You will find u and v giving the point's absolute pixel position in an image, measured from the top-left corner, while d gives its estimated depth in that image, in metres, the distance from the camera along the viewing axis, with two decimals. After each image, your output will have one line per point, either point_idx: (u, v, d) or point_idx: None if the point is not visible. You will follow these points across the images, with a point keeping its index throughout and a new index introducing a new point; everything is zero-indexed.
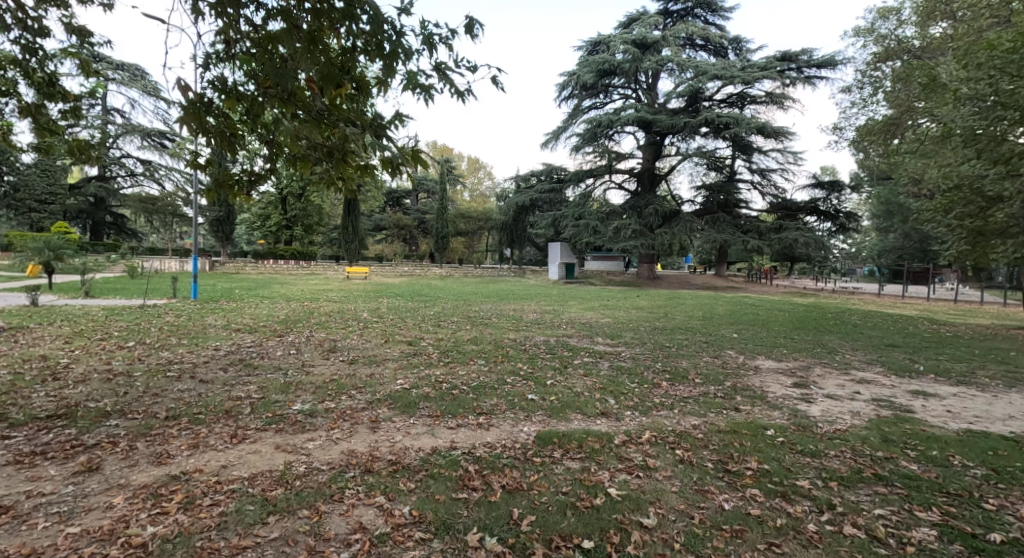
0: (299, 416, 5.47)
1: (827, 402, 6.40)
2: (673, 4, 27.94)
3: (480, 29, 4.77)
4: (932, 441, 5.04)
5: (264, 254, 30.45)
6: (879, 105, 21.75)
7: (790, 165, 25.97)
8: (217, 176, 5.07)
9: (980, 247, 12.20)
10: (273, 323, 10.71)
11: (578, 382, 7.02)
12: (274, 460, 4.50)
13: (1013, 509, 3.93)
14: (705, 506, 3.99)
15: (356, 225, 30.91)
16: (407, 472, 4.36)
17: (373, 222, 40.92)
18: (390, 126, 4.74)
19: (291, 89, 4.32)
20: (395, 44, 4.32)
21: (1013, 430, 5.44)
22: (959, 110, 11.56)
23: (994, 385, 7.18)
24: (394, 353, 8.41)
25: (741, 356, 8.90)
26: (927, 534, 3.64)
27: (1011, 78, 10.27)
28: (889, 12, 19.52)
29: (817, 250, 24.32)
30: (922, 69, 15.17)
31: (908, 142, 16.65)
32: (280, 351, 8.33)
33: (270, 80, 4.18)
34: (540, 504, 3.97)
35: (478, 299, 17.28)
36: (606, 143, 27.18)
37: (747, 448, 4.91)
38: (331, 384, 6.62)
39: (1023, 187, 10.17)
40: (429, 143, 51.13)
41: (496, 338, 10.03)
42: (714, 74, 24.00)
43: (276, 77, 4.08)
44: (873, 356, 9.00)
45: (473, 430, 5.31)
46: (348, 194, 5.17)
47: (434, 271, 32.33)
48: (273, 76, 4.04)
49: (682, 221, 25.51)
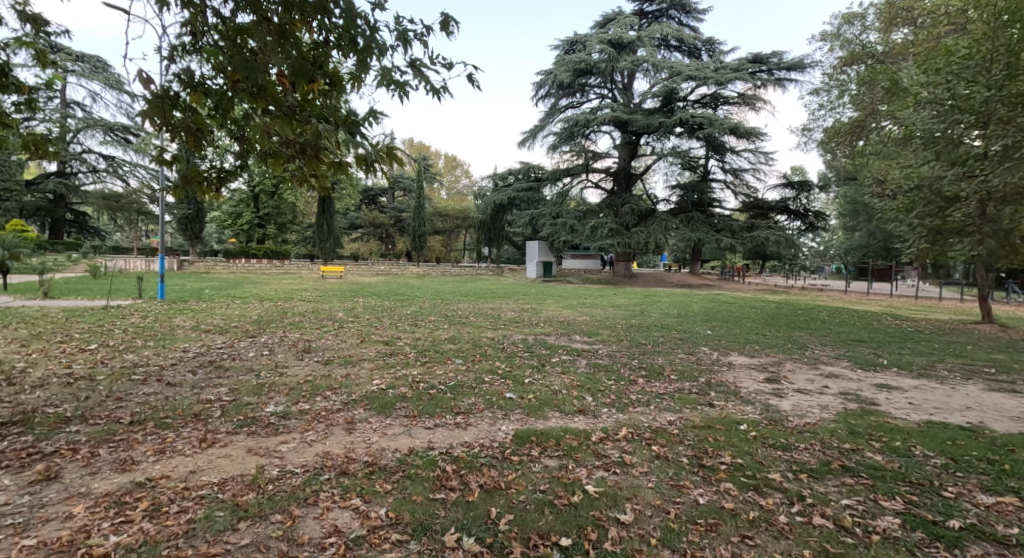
0: (272, 419, 5.36)
1: (797, 396, 6.55)
2: (648, 5, 28.21)
3: (456, 26, 4.71)
4: (896, 433, 5.19)
5: (235, 254, 29.79)
6: (845, 107, 22.36)
7: (761, 165, 26.51)
8: (184, 173, 4.90)
9: (939, 246, 12.60)
10: (245, 324, 10.49)
11: (557, 381, 7.01)
12: (246, 464, 4.40)
13: (971, 496, 4.06)
14: (680, 501, 4.04)
15: (330, 223, 30.41)
16: (384, 473, 4.31)
17: (349, 221, 40.41)
18: (365, 123, 4.66)
19: (262, 84, 4.21)
20: (369, 39, 4.25)
21: (970, 421, 5.63)
22: (920, 114, 12.14)
23: (952, 378, 7.44)
24: (370, 352, 8.33)
25: (715, 352, 9.03)
26: (890, 523, 3.74)
27: (967, 83, 11.09)
28: (853, 18, 20.01)
29: (788, 248, 24.79)
30: (885, 73, 15.67)
31: (873, 143, 17.16)
32: (251, 352, 8.16)
33: (239, 73, 4.06)
34: (518, 503, 3.96)
35: (455, 299, 17.20)
36: (582, 142, 27.33)
37: (722, 443, 4.99)
38: (306, 384, 6.53)
39: (980, 187, 10.64)
40: (406, 142, 50.76)
41: (474, 336, 10.01)
42: (689, 74, 24.33)
43: (245, 71, 3.95)
44: (841, 351, 9.20)
45: (450, 430, 5.28)
46: (323, 192, 5.07)
47: (411, 270, 31.97)
48: (241, 69, 3.93)
49: (657, 220, 25.74)
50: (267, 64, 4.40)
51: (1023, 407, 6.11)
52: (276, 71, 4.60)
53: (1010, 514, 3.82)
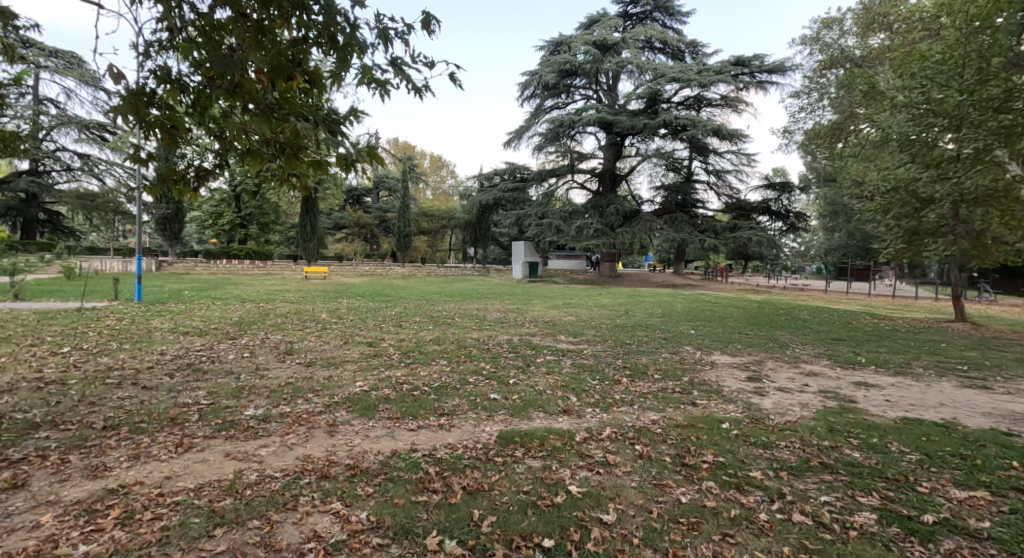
0: (251, 422, 5.27)
1: (778, 395, 6.63)
2: (633, 7, 28.38)
3: (438, 25, 4.69)
4: (872, 429, 5.28)
5: (216, 254, 29.37)
6: (825, 110, 22.72)
7: (744, 167, 26.84)
8: (160, 171, 4.79)
9: (915, 246, 12.71)
10: (226, 326, 10.34)
11: (541, 381, 7.00)
12: (224, 469, 4.32)
13: (944, 491, 4.13)
14: (663, 500, 4.05)
15: (314, 224, 30.11)
16: (366, 476, 4.26)
17: (332, 221, 40.06)
18: (345, 122, 4.60)
19: (238, 80, 4.12)
20: (349, 37, 4.21)
21: (943, 417, 5.74)
22: (896, 117, 12.29)
23: (928, 375, 7.60)
24: (354, 354, 8.27)
25: (699, 351, 9.11)
26: (867, 519, 3.78)
27: (940, 87, 11.25)
28: (832, 23, 20.35)
29: (770, 248, 25.12)
30: (863, 77, 15.99)
31: (851, 146, 17.48)
32: (231, 354, 8.05)
33: (214, 69, 3.97)
34: (501, 504, 3.95)
35: (441, 299, 17.16)
36: (568, 143, 27.40)
37: (704, 442, 5.02)
38: (286, 387, 6.44)
39: (955, 189, 10.87)
40: (391, 141, 50.55)
41: (459, 337, 9.98)
42: (672, 76, 24.52)
43: (220, 67, 3.87)
44: (821, 350, 9.33)
45: (433, 431, 5.24)
46: (304, 191, 5.00)
47: (396, 271, 31.79)
48: (216, 65, 3.85)
49: (642, 221, 25.94)
50: (245, 61, 4.32)
51: (994, 403, 6.26)
52: (254, 68, 4.52)
53: (982, 508, 3.90)
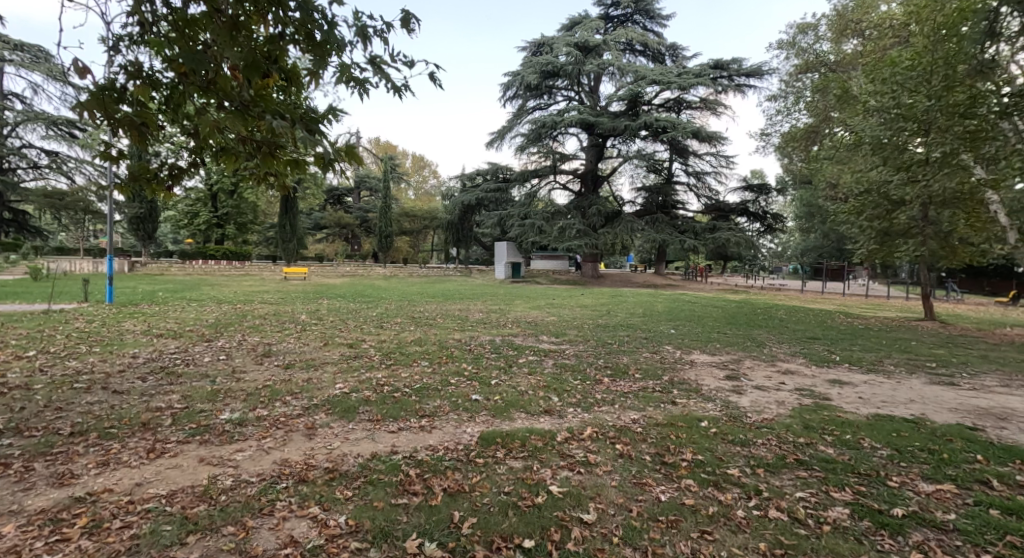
0: (227, 426, 5.18)
1: (755, 393, 6.72)
2: (614, 9, 28.60)
3: (418, 23, 4.66)
4: (846, 426, 5.39)
5: (192, 254, 28.82)
6: (801, 113, 23.15)
7: (723, 169, 27.23)
8: (133, 170, 4.67)
9: (887, 246, 13.01)
10: (201, 328, 10.14)
11: (522, 381, 7.01)
12: (197, 475, 4.24)
13: (913, 485, 4.23)
14: (643, 498, 4.08)
15: (293, 223, 29.72)
16: (345, 479, 4.21)
17: (312, 221, 39.60)
18: (324, 121, 4.54)
19: (211, 77, 4.03)
20: (326, 35, 4.16)
21: (913, 413, 5.89)
22: (868, 121, 12.58)
23: (899, 372, 7.79)
24: (333, 355, 8.17)
25: (679, 351, 9.21)
26: (840, 513, 3.86)
27: (911, 93, 11.52)
28: (807, 28, 20.63)
29: (748, 249, 25.52)
30: (837, 81, 16.36)
31: (826, 148, 17.88)
32: (207, 356, 7.89)
33: (185, 65, 3.87)
34: (482, 505, 3.94)
35: (422, 299, 17.09)
36: (550, 143, 27.48)
37: (682, 440, 5.07)
38: (263, 390, 6.35)
39: (926, 191, 11.12)
40: (372, 141, 50.25)
41: (441, 338, 9.94)
42: (653, 79, 24.75)
43: (191, 63, 3.76)
44: (797, 348, 9.50)
45: (414, 433, 5.21)
46: (281, 191, 4.92)
47: (377, 271, 31.55)
48: (188, 61, 3.75)
49: (623, 221, 26.12)
50: (219, 57, 4.23)
51: (960, 399, 6.44)
52: (229, 65, 4.44)
53: (949, 500, 4.00)
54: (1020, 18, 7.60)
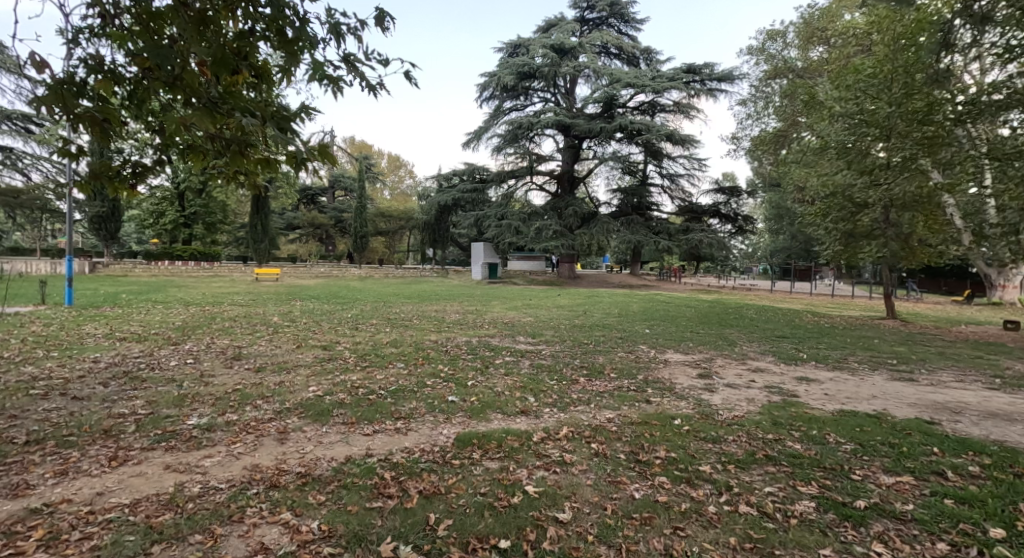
0: (195, 431, 5.09)
1: (726, 390, 6.88)
2: (589, 13, 28.88)
3: (392, 21, 4.66)
4: (813, 422, 5.55)
5: (157, 254, 28.05)
6: (769, 118, 23.73)
7: (695, 171, 27.71)
8: (94, 167, 4.55)
9: (851, 248, 13.34)
10: (167, 331, 9.90)
11: (499, 382, 7.05)
12: (163, 482, 4.15)
13: (875, 477, 4.39)
14: (617, 496, 4.14)
15: (265, 223, 29.17)
16: (318, 484, 4.18)
17: (285, 221, 38.85)
18: (297, 119, 4.49)
19: (177, 72, 3.93)
20: (298, 32, 4.13)
21: (876, 408, 6.10)
22: (834, 127, 13.00)
23: (862, 369, 8.06)
24: (307, 358, 8.08)
25: (653, 350, 9.35)
26: (806, 507, 3.98)
27: (873, 100, 12.07)
28: (776, 35, 21.25)
29: (720, 250, 26.04)
30: (804, 88, 16.88)
31: (794, 152, 18.42)
32: (173, 360, 7.72)
33: (149, 59, 3.73)
34: (458, 507, 3.95)
35: (398, 301, 16.94)
36: (526, 145, 27.56)
37: (657, 438, 5.16)
38: (233, 394, 6.24)
39: (888, 194, 11.49)
40: (347, 141, 49.77)
41: (417, 339, 9.90)
42: (628, 82, 25.01)
43: (157, 57, 3.63)
44: (766, 347, 9.74)
45: (390, 436, 5.18)
46: (252, 190, 4.85)
47: (350, 272, 31.17)
48: (153, 56, 3.62)
49: (600, 222, 26.36)
50: (186, 52, 4.13)
51: (920, 394, 6.70)
52: (197, 61, 4.35)
53: (908, 492, 4.16)
54: (973, 30, 7.92)
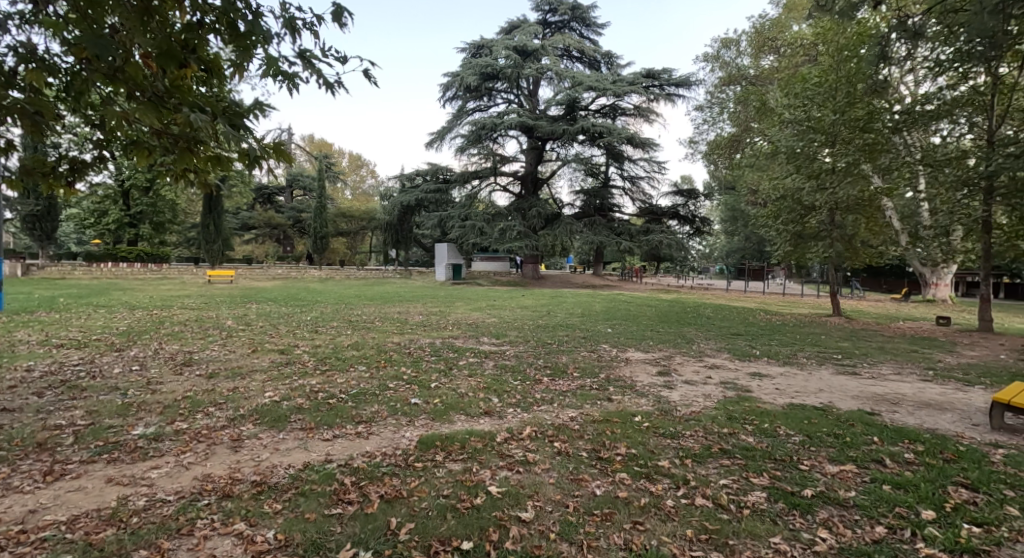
0: (140, 442, 4.89)
1: (684, 387, 7.07)
2: (552, 15, 29.12)
3: (350, 18, 4.59)
4: (765, 416, 5.76)
5: (99, 256, 26.76)
6: (725, 123, 24.44)
7: (655, 174, 28.31)
8: (26, 162, 4.32)
9: (800, 249, 13.74)
10: (111, 336, 9.45)
11: (463, 383, 7.04)
12: (104, 497, 3.98)
13: (821, 467, 4.59)
14: (578, 494, 4.20)
15: (217, 223, 28.21)
16: (274, 492, 4.09)
17: (239, 220, 37.59)
18: (249, 115, 4.36)
19: (118, 65, 3.74)
20: (251, 26, 4.02)
21: (822, 401, 6.39)
22: (784, 132, 13.53)
23: (810, 363, 8.43)
24: (263, 362, 7.87)
25: (614, 349, 9.52)
26: (758, 497, 4.13)
27: (820, 107, 12.62)
28: (730, 43, 22.01)
29: (679, 250, 26.70)
30: (757, 94, 17.57)
31: (747, 157, 19.16)
32: (117, 367, 7.38)
33: (87, 48, 3.49)
34: (420, 510, 3.92)
35: (359, 303, 16.64)
36: (490, 145, 27.54)
37: (618, 435, 5.26)
38: (183, 402, 6.02)
39: (834, 196, 11.99)
40: (306, 138, 48.75)
41: (379, 341, 9.77)
42: (589, 85, 25.34)
43: (96, 48, 3.38)
44: (722, 344, 10.06)
45: (350, 440, 5.12)
46: (203, 188, 4.70)
47: (309, 274, 30.46)
48: (91, 45, 3.35)
49: (563, 224, 26.59)
50: (128, 42, 3.92)
51: (863, 387, 7.04)
52: (140, 52, 4.17)
53: (851, 479, 4.37)
54: (907, 44, 8.36)
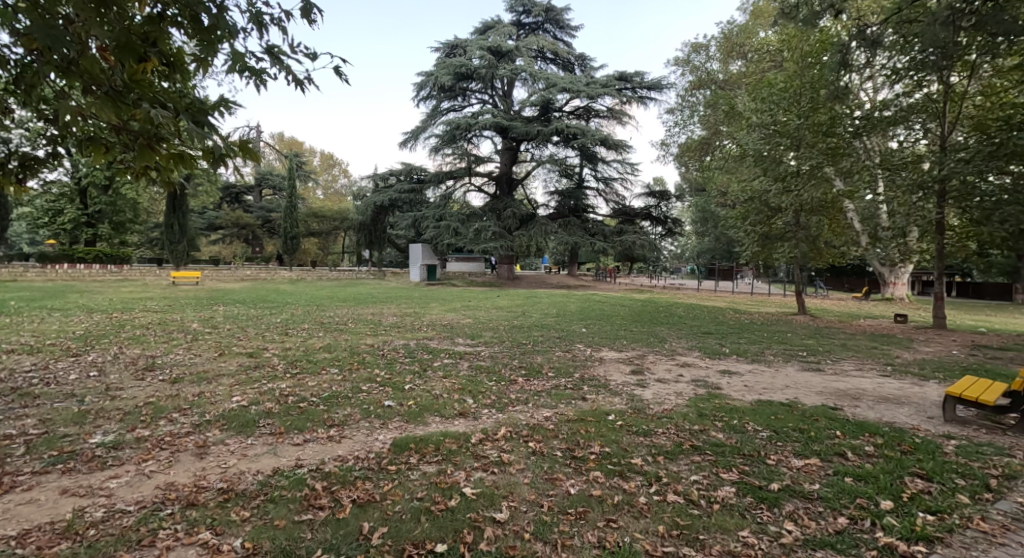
0: (98, 451, 4.74)
1: (657, 385, 7.18)
2: (526, 17, 29.24)
3: (319, 14, 4.53)
4: (734, 412, 5.89)
5: (54, 257, 25.78)
6: (695, 126, 24.86)
7: (628, 175, 28.63)
8: None
9: (767, 249, 14.05)
10: (67, 341, 9.11)
11: (437, 385, 7.02)
12: (59, 509, 3.85)
13: (786, 461, 4.72)
14: (553, 493, 4.23)
15: (182, 223, 27.46)
16: (242, 499, 4.01)
17: (206, 220, 36.63)
18: (215, 112, 4.27)
19: (71, 58, 3.61)
20: (216, 21, 3.95)
21: (788, 397, 6.57)
22: (752, 135, 13.86)
23: (778, 360, 8.66)
24: (231, 366, 7.70)
25: (589, 348, 9.60)
26: (727, 492, 4.22)
27: (785, 111, 12.97)
28: (699, 48, 22.41)
29: (651, 251, 27.06)
30: (726, 99, 18.00)
31: (717, 159, 19.58)
32: (74, 373, 7.12)
33: (39, 40, 3.36)
34: (394, 514, 3.90)
35: (331, 304, 16.42)
36: (464, 146, 27.46)
37: (593, 434, 5.31)
38: (145, 408, 5.85)
39: (799, 197, 12.31)
40: (276, 137, 47.88)
41: (352, 343, 9.66)
42: (563, 86, 25.49)
43: (48, 40, 3.26)
44: (693, 343, 10.25)
45: (322, 444, 5.05)
46: (165, 186, 4.57)
47: (278, 275, 29.89)
48: (42, 37, 3.23)
49: (537, 224, 26.66)
50: (83, 36, 3.79)
51: (826, 383, 7.26)
52: (97, 45, 4.03)
53: (815, 473, 4.51)
54: (866, 52, 8.65)
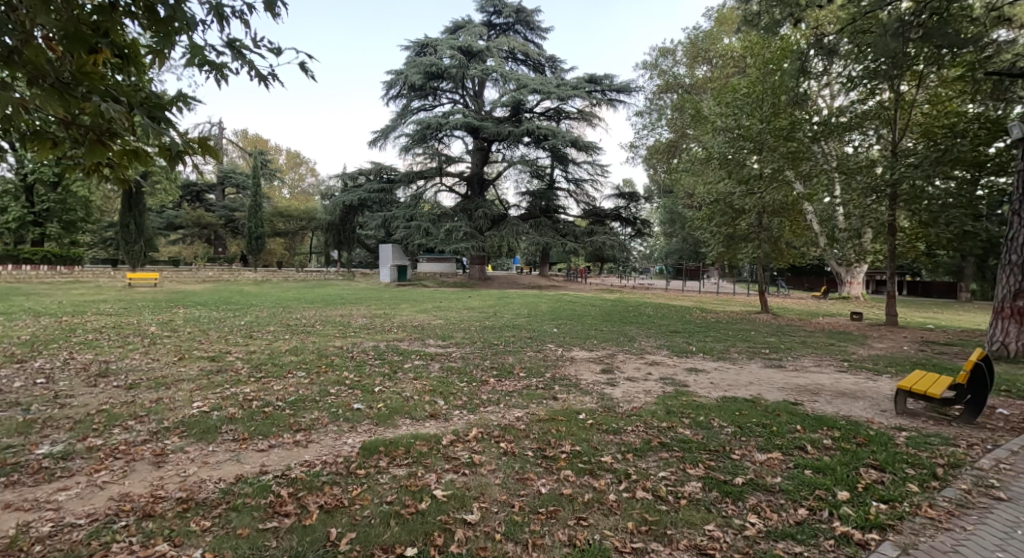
0: (45, 462, 4.51)
1: (626, 384, 7.25)
2: (496, 17, 29.23)
3: (284, 8, 4.40)
4: (701, 409, 5.98)
5: None
6: (663, 129, 25.23)
7: (598, 176, 28.88)
8: None
9: (732, 249, 14.32)
10: (12, 346, 8.66)
11: (407, 386, 6.93)
12: (2, 525, 3.65)
13: (751, 456, 4.81)
14: (524, 493, 4.21)
15: (139, 223, 26.51)
16: (202, 508, 3.87)
17: (165, 220, 35.41)
18: (173, 107, 4.12)
19: (14, 48, 3.42)
20: (173, 13, 3.80)
21: (753, 393, 6.71)
22: (718, 138, 14.14)
23: (742, 358, 8.86)
24: (191, 371, 7.43)
25: (560, 348, 9.62)
26: (694, 487, 4.28)
27: (749, 115, 13.29)
28: (666, 53, 22.73)
29: (621, 252, 27.35)
30: (693, 103, 18.38)
31: (684, 161, 19.95)
32: (19, 381, 6.76)
33: None
34: (362, 519, 3.82)
35: (298, 306, 16.08)
36: (435, 145, 27.25)
37: (563, 433, 5.31)
38: (98, 416, 5.60)
39: (763, 198, 12.60)
40: (239, 134, 46.63)
41: (319, 346, 9.47)
42: (534, 87, 25.54)
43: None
44: (661, 341, 10.39)
45: (288, 450, 4.92)
46: (119, 184, 4.38)
47: (242, 276, 29.13)
48: None
49: (508, 225, 26.66)
50: (29, 24, 3.60)
51: (788, 379, 7.45)
52: (44, 34, 3.85)
53: (777, 466, 4.61)
54: (824, 59, 8.93)
